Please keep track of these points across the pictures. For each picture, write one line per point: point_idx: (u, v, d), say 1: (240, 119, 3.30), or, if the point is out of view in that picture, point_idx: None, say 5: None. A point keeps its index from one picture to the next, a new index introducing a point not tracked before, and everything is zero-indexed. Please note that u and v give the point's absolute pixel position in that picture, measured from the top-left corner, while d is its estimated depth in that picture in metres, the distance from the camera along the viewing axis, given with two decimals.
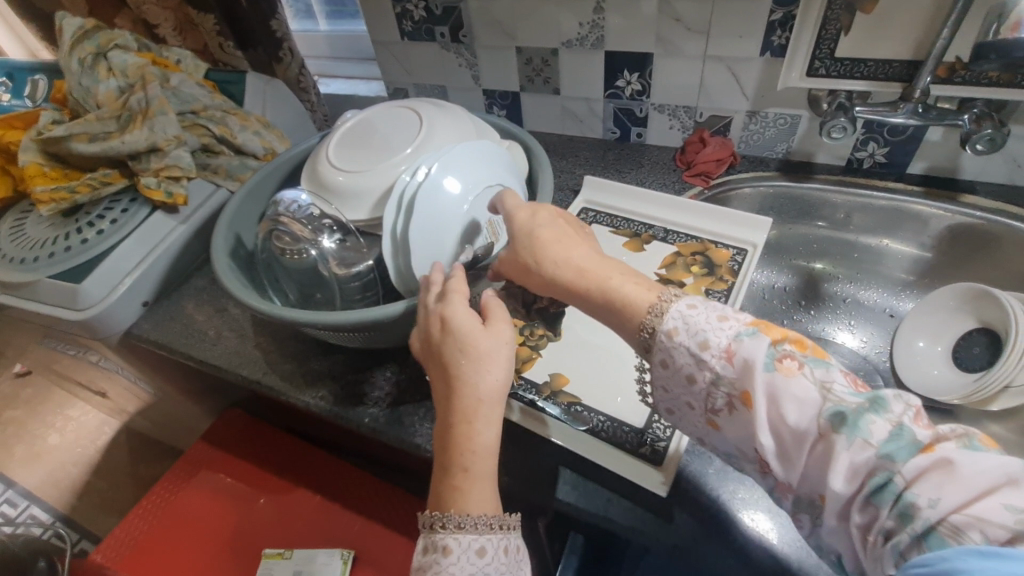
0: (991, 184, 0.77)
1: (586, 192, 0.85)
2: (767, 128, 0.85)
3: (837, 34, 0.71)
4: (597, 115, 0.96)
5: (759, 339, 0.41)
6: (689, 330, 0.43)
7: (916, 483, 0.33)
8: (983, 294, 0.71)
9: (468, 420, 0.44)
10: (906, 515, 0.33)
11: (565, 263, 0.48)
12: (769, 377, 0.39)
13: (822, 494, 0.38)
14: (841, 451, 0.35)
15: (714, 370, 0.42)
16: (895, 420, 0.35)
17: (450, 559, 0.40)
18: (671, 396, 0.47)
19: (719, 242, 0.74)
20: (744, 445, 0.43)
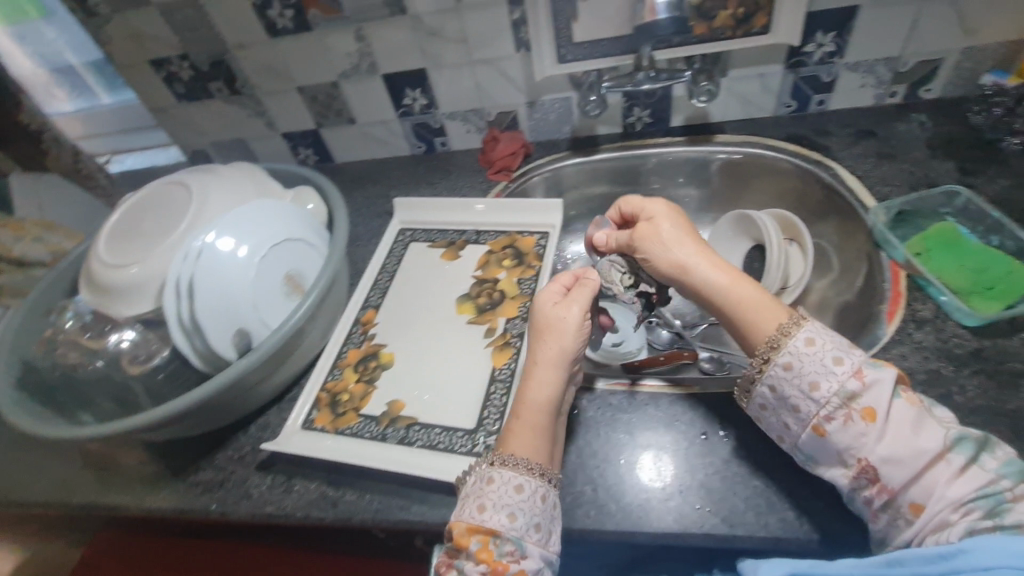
0: (736, 122, 0.88)
1: (400, 214, 0.87)
2: (548, 114, 0.91)
3: (568, 24, 0.78)
4: (398, 134, 0.98)
5: (885, 369, 0.46)
6: (822, 345, 0.48)
7: (1020, 498, 0.41)
8: (744, 218, 0.82)
9: (530, 377, 0.55)
10: (995, 515, 0.41)
11: (702, 254, 0.54)
12: (897, 405, 0.45)
13: (915, 503, 0.43)
14: (959, 469, 0.43)
15: (843, 382, 0.46)
16: (1000, 458, 0.43)
17: (492, 487, 0.49)
18: (779, 397, 0.49)
19: (525, 231, 0.80)
20: (846, 450, 0.46)
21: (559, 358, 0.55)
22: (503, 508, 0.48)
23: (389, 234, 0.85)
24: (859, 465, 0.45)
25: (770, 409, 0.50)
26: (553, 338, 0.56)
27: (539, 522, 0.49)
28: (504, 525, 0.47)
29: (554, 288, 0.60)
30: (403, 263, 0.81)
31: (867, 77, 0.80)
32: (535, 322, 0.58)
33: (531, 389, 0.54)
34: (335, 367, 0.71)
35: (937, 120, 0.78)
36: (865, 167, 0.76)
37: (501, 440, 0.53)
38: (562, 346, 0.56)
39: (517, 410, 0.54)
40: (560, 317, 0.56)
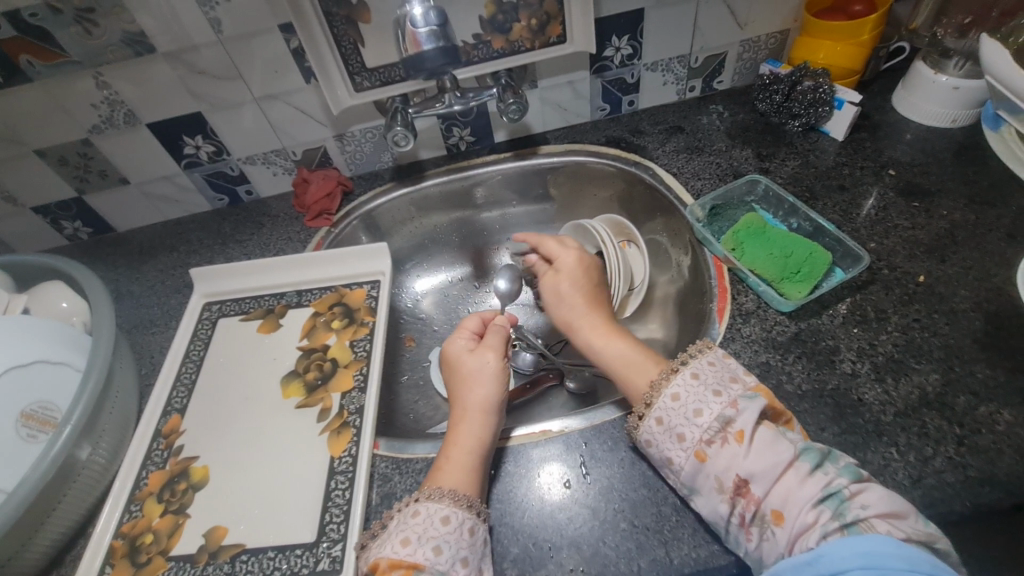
0: (558, 131, 0.87)
1: (200, 287, 0.73)
2: (362, 145, 0.82)
3: (355, 49, 0.70)
4: (189, 188, 0.83)
5: (758, 401, 0.46)
6: (705, 379, 0.48)
7: (857, 494, 0.41)
8: (580, 228, 0.81)
9: (459, 421, 0.54)
10: (840, 513, 0.40)
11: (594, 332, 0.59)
12: (762, 430, 0.45)
13: (778, 514, 0.42)
14: (806, 474, 0.42)
15: (720, 409, 0.46)
16: (838, 468, 0.43)
17: (417, 520, 0.46)
18: (666, 427, 0.48)
19: (353, 283, 0.72)
20: (724, 473, 0.44)
21: (476, 404, 0.56)
22: (427, 540, 0.45)
23: (189, 316, 0.71)
24: (734, 483, 0.44)
25: (666, 422, 0.48)
26: (476, 385, 0.57)
27: (467, 557, 0.45)
28: (428, 559, 0.44)
29: (468, 340, 0.62)
30: (211, 346, 0.68)
31: (666, 74, 0.82)
32: (453, 363, 0.60)
33: (465, 427, 0.54)
34: (131, 503, 0.56)
35: (732, 109, 0.83)
36: (678, 163, 0.78)
37: (433, 474, 0.51)
38: (484, 392, 0.56)
39: (446, 448, 0.53)
40: (470, 364, 0.58)
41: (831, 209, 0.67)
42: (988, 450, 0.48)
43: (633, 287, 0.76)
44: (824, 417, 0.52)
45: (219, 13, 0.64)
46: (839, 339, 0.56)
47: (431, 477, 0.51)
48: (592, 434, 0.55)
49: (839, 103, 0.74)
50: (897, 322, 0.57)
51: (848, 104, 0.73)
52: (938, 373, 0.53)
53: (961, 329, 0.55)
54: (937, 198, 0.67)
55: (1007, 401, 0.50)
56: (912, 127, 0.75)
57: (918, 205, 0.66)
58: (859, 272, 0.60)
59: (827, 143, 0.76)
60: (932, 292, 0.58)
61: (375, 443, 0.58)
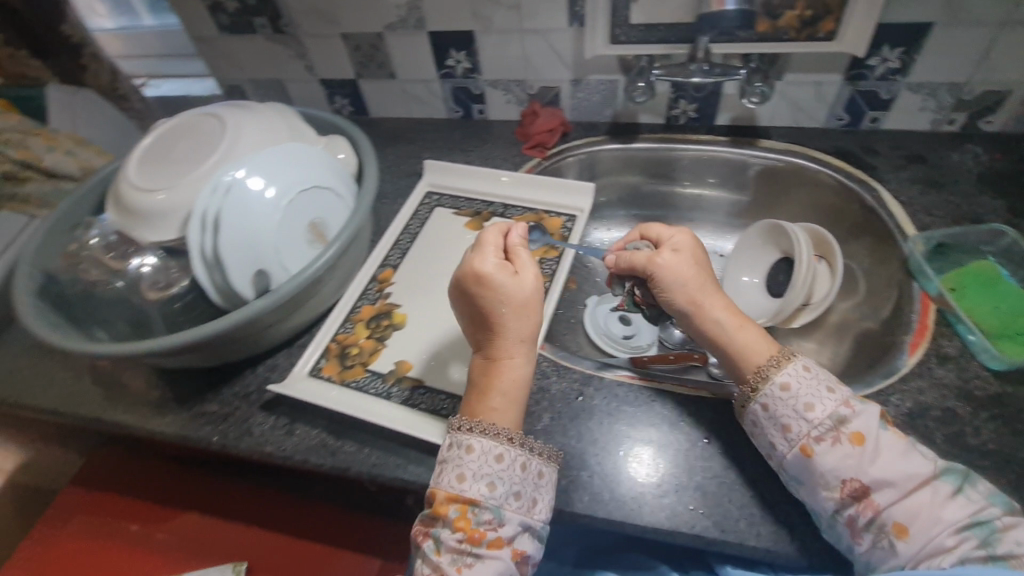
0: (783, 128, 0.86)
1: (428, 177, 0.86)
2: (592, 95, 0.89)
3: (627, 3, 0.75)
4: (437, 95, 0.96)
5: (870, 407, 0.49)
6: (818, 374, 0.51)
7: (1010, 527, 0.43)
8: (777, 228, 0.81)
9: (499, 357, 0.55)
10: (988, 544, 0.42)
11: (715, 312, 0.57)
12: (882, 436, 0.48)
13: (904, 528, 0.44)
14: (946, 496, 0.45)
15: (834, 407, 0.49)
16: (981, 494, 0.45)
17: (471, 457, 0.50)
18: (771, 414, 0.51)
19: (552, 211, 0.79)
20: (829, 471, 0.47)
21: (525, 339, 0.55)
22: (482, 477, 0.49)
23: (415, 197, 0.84)
24: (848, 485, 0.46)
25: (773, 409, 0.51)
26: (529, 313, 0.55)
27: (518, 491, 0.50)
28: (484, 494, 0.49)
29: (495, 258, 0.56)
30: (426, 225, 0.81)
31: (927, 99, 0.77)
32: (483, 283, 0.54)
33: (505, 365, 0.54)
34: (347, 321, 0.70)
35: (993, 154, 0.76)
36: (909, 193, 0.74)
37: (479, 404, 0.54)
38: (539, 324, 0.56)
39: (486, 383, 0.54)
40: (523, 291, 0.55)
41: None
42: None
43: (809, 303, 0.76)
44: (1002, 482, 0.49)
45: None
46: None
47: (473, 401, 0.54)
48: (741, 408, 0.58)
49: None
50: None
51: None
52: None
53: None
54: None
55: None
56: None
57: None
58: None
59: None
60: None
61: (541, 345, 0.66)
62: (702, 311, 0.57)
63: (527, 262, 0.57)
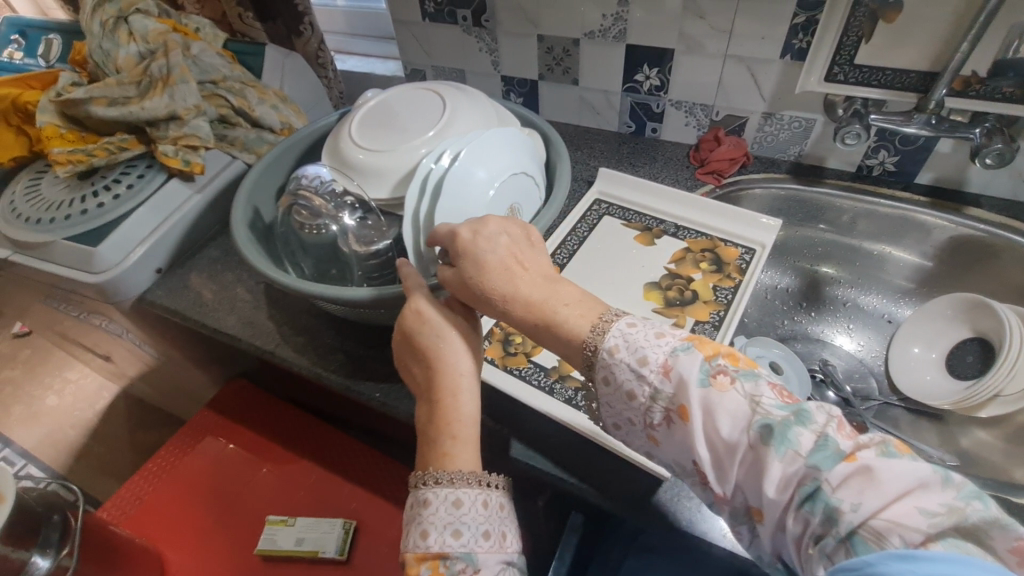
0: (996, 199, 0.79)
1: (600, 184, 0.86)
2: (781, 131, 0.86)
3: (857, 42, 0.72)
4: (614, 108, 0.97)
5: (693, 355, 0.44)
6: (639, 347, 0.45)
7: (842, 489, 0.35)
8: (979, 304, 0.74)
9: (455, 394, 0.49)
10: (833, 520, 0.35)
11: (511, 294, 0.48)
12: (699, 396, 0.42)
13: (759, 509, 0.40)
14: (769, 461, 0.38)
15: (648, 386, 0.44)
16: (819, 431, 0.38)
17: (429, 510, 0.44)
18: (613, 387, 0.46)
19: (729, 240, 0.76)
20: (681, 459, 0.44)
21: (462, 377, 0.51)
22: (445, 526, 0.44)
23: (585, 201, 0.84)
24: (698, 472, 0.43)
25: (615, 404, 0.48)
26: (461, 353, 0.52)
27: (488, 530, 0.45)
28: (449, 544, 0.43)
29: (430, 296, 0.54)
30: (595, 231, 0.80)
31: None
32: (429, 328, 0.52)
33: (441, 401, 0.49)
34: None
35: None
36: None
37: (438, 449, 0.47)
38: (467, 363, 0.52)
39: (448, 427, 0.48)
40: (454, 327, 0.52)
41: None
42: None
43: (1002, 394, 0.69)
44: None
45: None
46: None
47: (438, 446, 0.47)
48: None
49: None
50: None
51: None
52: None
53: None
54: None
55: None
56: None
57: None
58: None
59: None
60: None
61: None
62: (504, 299, 0.49)
63: (466, 313, 0.55)
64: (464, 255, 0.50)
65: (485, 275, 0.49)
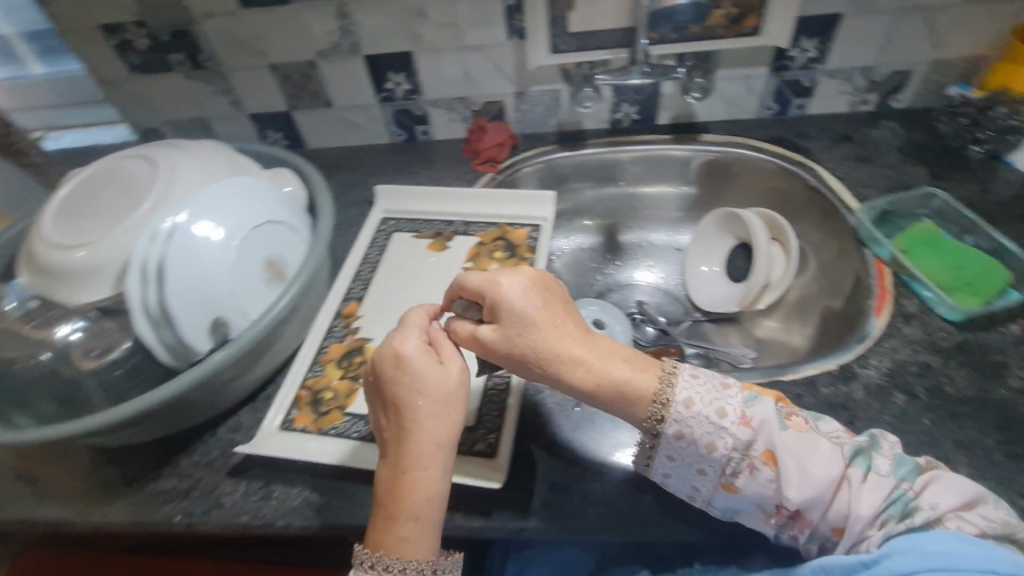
0: (720, 122, 0.90)
1: (382, 203, 0.83)
2: (536, 106, 0.89)
3: (564, 13, 0.76)
4: (378, 120, 0.93)
5: (760, 402, 0.47)
6: (699, 405, 0.47)
7: (923, 493, 0.44)
8: (730, 215, 0.85)
9: (401, 478, 0.46)
10: (906, 516, 0.43)
11: (571, 358, 0.48)
12: (784, 436, 0.45)
13: (839, 529, 0.44)
14: (859, 480, 0.44)
15: (732, 428, 0.46)
16: (888, 455, 0.46)
17: None
18: (686, 439, 0.47)
19: (516, 222, 0.78)
20: (758, 499, 0.46)
21: (427, 450, 0.46)
22: None
23: (371, 224, 0.80)
24: (780, 512, 0.46)
25: (677, 457, 0.48)
26: (426, 422, 0.47)
27: None
28: None
29: (418, 338, 0.50)
30: (388, 252, 0.77)
31: (844, 83, 0.83)
32: (397, 401, 0.47)
33: (413, 480, 0.46)
34: (316, 363, 0.65)
35: (907, 127, 0.83)
36: (844, 169, 0.79)
37: (380, 533, 0.46)
38: (433, 432, 0.47)
39: (393, 505, 0.46)
40: (422, 401, 0.47)
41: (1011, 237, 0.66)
42: None
43: (769, 284, 0.80)
44: (985, 424, 0.52)
45: None
46: (1008, 357, 0.56)
47: (375, 527, 0.46)
48: None
49: None
50: None
51: None
52: None
53: None
54: None
55: None
56: None
57: None
58: None
59: (1008, 173, 0.74)
60: None
61: None
62: (557, 358, 0.48)
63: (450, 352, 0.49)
64: (500, 314, 0.49)
65: (530, 328, 0.48)
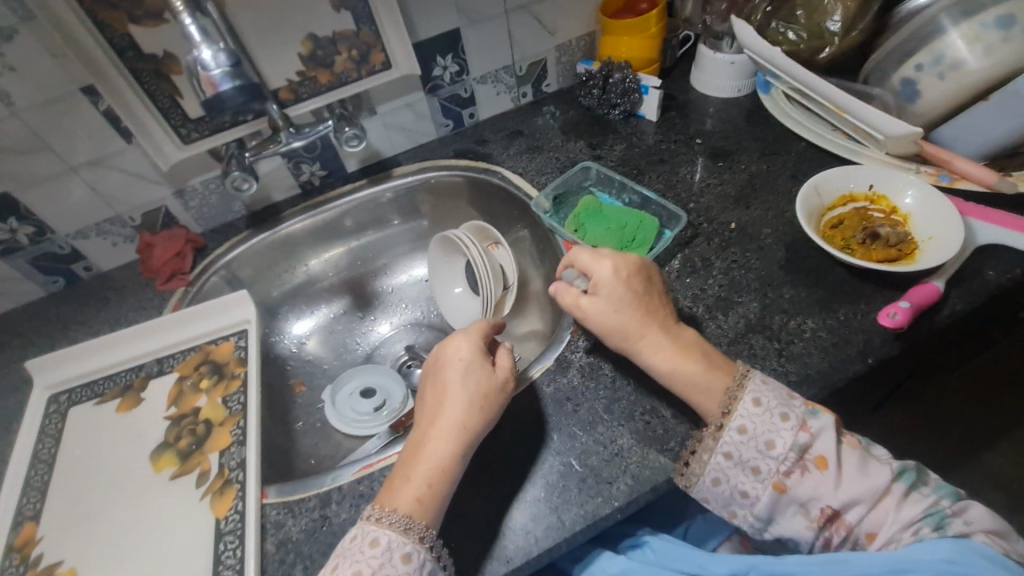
0: (408, 151, 0.90)
1: (41, 380, 0.66)
2: (207, 198, 0.79)
3: (173, 101, 0.68)
4: (13, 277, 0.75)
5: (822, 416, 0.47)
6: (768, 404, 0.47)
7: (960, 513, 0.44)
8: (444, 240, 0.84)
9: (433, 424, 0.51)
10: (939, 528, 0.43)
11: (658, 357, 0.52)
12: (846, 452, 0.46)
13: (872, 534, 0.44)
14: (903, 496, 0.44)
15: (793, 437, 0.46)
16: (931, 480, 0.46)
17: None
18: (749, 436, 0.47)
19: (218, 337, 0.69)
20: (806, 502, 0.45)
21: (458, 427, 0.50)
22: None
23: (31, 412, 0.64)
24: (822, 514, 0.45)
25: (735, 457, 0.47)
26: (439, 429, 0.50)
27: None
28: None
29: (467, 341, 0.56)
30: (64, 437, 0.62)
31: (497, 85, 0.88)
32: (438, 382, 0.53)
33: (429, 451, 0.49)
34: None
35: (563, 108, 0.91)
36: (524, 163, 0.84)
37: (393, 487, 0.48)
38: (440, 448, 0.49)
39: (420, 452, 0.50)
40: (450, 377, 0.53)
41: (656, 181, 0.76)
42: (801, 355, 0.56)
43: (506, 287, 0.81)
44: None
45: (7, 84, 0.60)
46: (676, 290, 0.63)
47: (391, 486, 0.48)
48: None
49: (644, 89, 0.83)
50: (719, 266, 0.65)
51: (652, 89, 0.82)
52: (756, 301, 0.61)
53: (769, 260, 0.64)
54: (736, 156, 0.77)
55: (810, 312, 0.59)
56: (710, 100, 0.86)
57: (723, 165, 0.77)
58: (682, 230, 0.69)
59: (644, 125, 0.85)
60: (743, 234, 0.67)
61: (261, 492, 0.55)
62: (636, 344, 0.53)
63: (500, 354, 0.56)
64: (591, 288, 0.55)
65: (618, 309, 0.54)
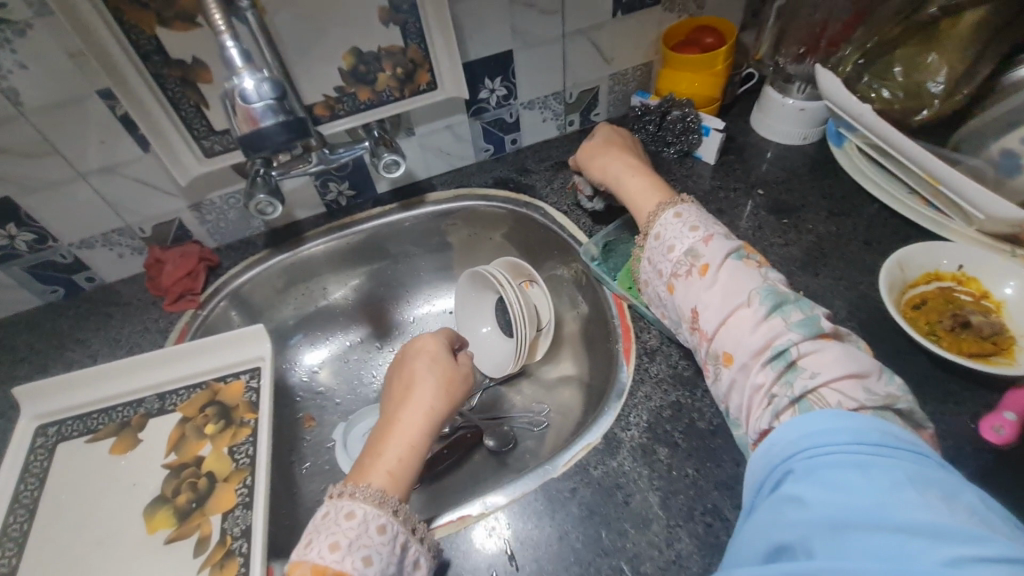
0: (443, 175, 0.83)
1: (30, 408, 0.60)
2: (225, 213, 0.73)
3: (198, 110, 0.62)
4: (9, 284, 0.69)
5: (737, 251, 0.51)
6: (685, 218, 0.55)
7: (808, 353, 0.44)
8: (476, 275, 0.78)
9: (404, 403, 0.51)
10: (788, 376, 0.44)
11: (610, 172, 0.65)
12: (729, 265, 0.50)
13: (731, 354, 0.47)
14: (762, 319, 0.46)
15: (692, 242, 0.53)
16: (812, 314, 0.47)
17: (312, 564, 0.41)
18: (662, 240, 0.55)
19: (227, 375, 0.63)
20: (684, 304, 0.52)
21: (424, 410, 0.51)
22: None
23: (15, 448, 0.57)
24: (691, 317, 0.51)
25: (652, 260, 0.56)
26: (409, 401, 0.51)
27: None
28: None
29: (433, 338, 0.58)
30: (48, 480, 0.55)
31: (544, 111, 0.82)
32: (405, 375, 0.54)
33: (399, 429, 0.49)
34: None
35: None
36: (568, 199, 0.78)
37: (367, 464, 0.47)
38: (411, 418, 0.50)
39: (391, 430, 0.49)
40: (418, 368, 0.54)
41: None
42: None
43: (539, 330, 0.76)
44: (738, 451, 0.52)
45: (16, 81, 0.54)
46: None
47: (363, 462, 0.47)
48: (514, 515, 0.50)
49: (705, 129, 0.77)
50: None
51: (713, 131, 0.76)
52: None
53: None
54: (802, 213, 0.71)
55: None
56: (773, 146, 0.80)
57: (787, 222, 0.70)
58: None
59: (701, 167, 0.79)
60: None
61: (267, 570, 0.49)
62: (606, 174, 0.66)
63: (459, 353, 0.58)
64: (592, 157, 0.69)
65: (597, 153, 0.68)
